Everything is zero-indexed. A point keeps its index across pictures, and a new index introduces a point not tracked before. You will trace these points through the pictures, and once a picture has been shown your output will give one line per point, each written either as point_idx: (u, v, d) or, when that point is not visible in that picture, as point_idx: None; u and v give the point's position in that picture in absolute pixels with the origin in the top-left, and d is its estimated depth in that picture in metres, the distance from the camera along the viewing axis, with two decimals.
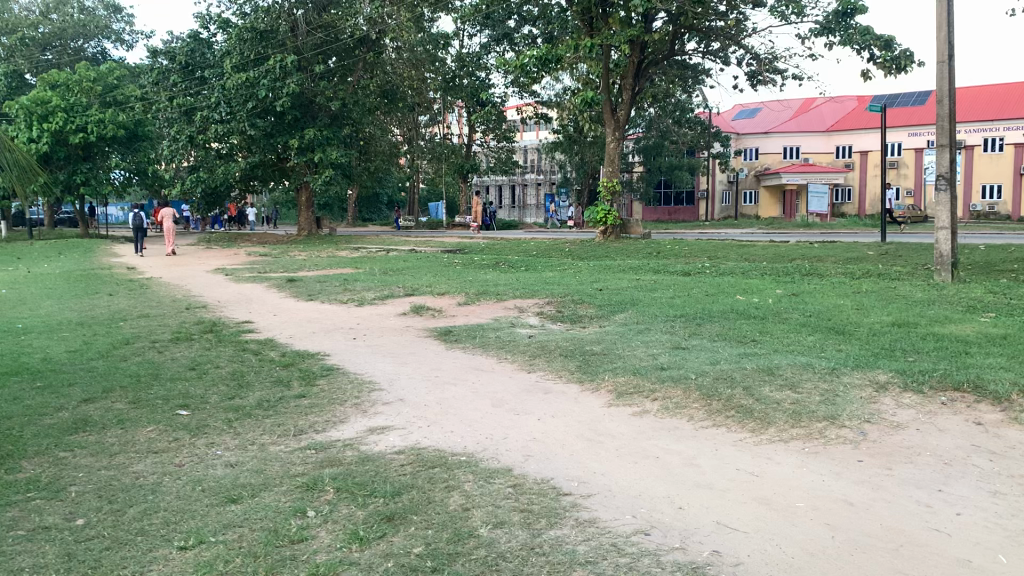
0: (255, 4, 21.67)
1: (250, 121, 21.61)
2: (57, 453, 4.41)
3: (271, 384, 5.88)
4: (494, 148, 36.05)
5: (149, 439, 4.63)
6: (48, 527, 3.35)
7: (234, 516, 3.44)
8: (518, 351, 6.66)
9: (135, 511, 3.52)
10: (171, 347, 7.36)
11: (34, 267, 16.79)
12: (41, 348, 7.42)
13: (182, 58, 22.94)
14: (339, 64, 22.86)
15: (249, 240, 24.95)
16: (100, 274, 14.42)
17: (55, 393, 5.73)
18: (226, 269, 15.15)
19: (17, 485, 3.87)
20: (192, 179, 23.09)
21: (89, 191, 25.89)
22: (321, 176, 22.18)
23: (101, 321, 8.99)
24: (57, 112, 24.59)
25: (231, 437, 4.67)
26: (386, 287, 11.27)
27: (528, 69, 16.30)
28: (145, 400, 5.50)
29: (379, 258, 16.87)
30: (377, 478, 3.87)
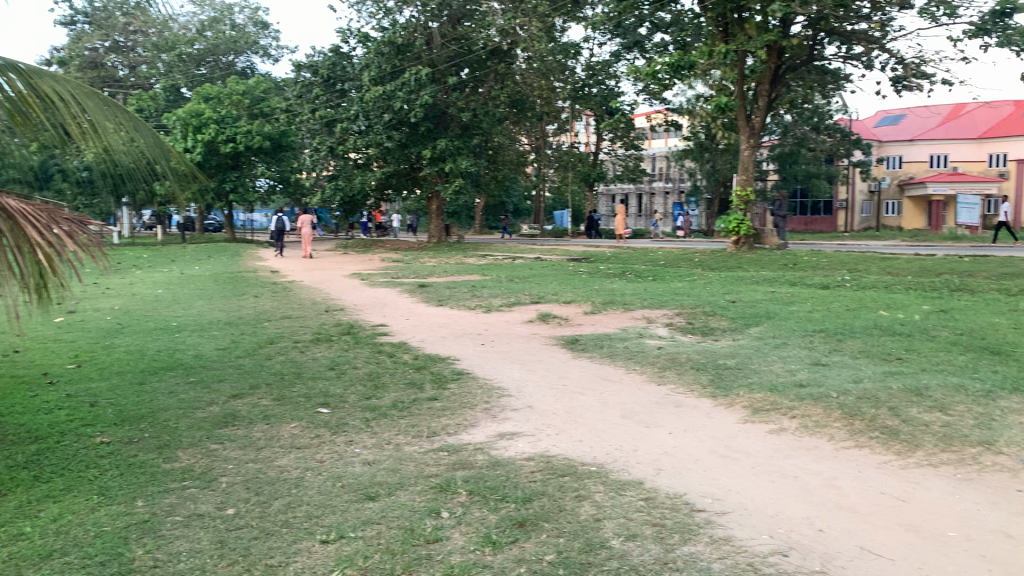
0: (393, 18, 22.28)
1: (387, 133, 22.34)
2: (209, 445, 4.67)
3: (405, 387, 6.03)
4: (623, 156, 35.89)
5: (293, 435, 4.85)
6: (201, 515, 3.55)
7: (371, 513, 3.54)
8: (647, 362, 6.59)
9: (279, 504, 3.69)
10: (311, 348, 7.67)
11: (188, 269, 17.91)
12: (194, 346, 7.89)
13: (325, 71, 23.76)
14: (471, 75, 23.37)
15: (383, 246, 25.86)
16: (247, 276, 15.27)
17: (207, 388, 6.07)
18: (362, 274, 15.69)
19: (174, 474, 4.13)
20: (332, 187, 24.25)
21: (237, 198, 27.60)
22: (452, 185, 22.66)
23: (247, 321, 9.49)
24: (211, 124, 26.20)
25: (369, 436, 4.82)
26: (513, 294, 11.37)
27: (660, 76, 16.16)
28: (288, 398, 5.75)
29: (506, 265, 17.06)
30: (509, 483, 3.90)
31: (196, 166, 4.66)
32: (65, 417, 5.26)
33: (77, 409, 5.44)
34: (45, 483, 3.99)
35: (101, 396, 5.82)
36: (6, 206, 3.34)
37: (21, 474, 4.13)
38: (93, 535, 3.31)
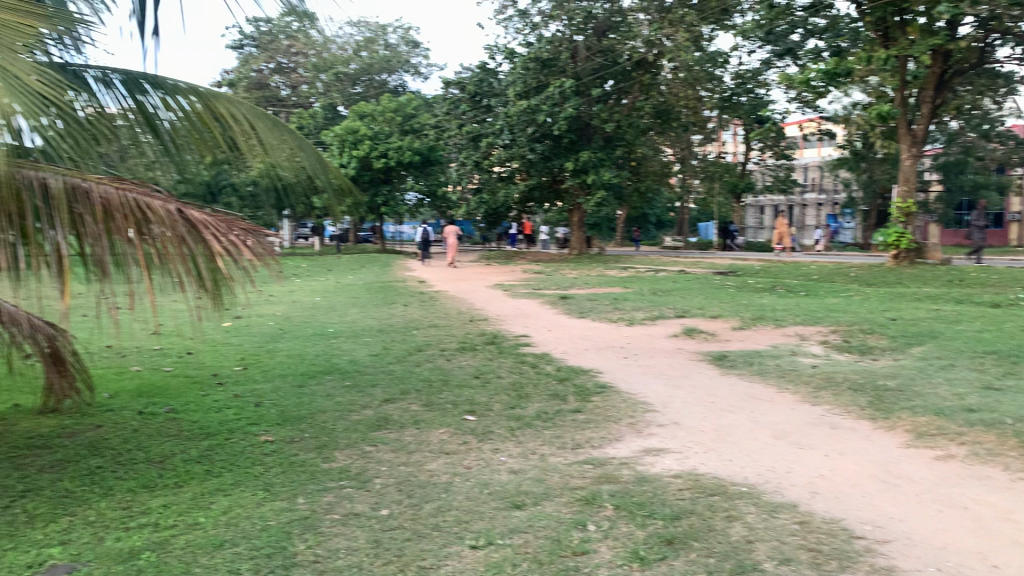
0: (540, 33, 22.56)
1: (530, 146, 22.67)
2: (363, 446, 4.87)
3: (549, 397, 6.07)
4: (772, 166, 34.81)
5: (441, 440, 4.98)
6: (357, 514, 3.71)
7: (518, 522, 3.58)
8: (800, 381, 6.34)
9: (429, 507, 3.79)
10: (457, 356, 7.86)
11: (342, 277, 18.76)
12: (349, 351, 8.26)
13: (471, 87, 24.25)
14: (616, 86, 23.29)
15: (525, 257, 26.14)
16: (396, 286, 15.84)
17: (361, 391, 6.34)
18: (504, 285, 15.90)
19: (331, 473, 4.33)
20: (477, 200, 24.99)
21: (388, 211, 28.78)
22: (595, 198, 22.72)
23: (396, 328, 9.84)
24: (365, 140, 27.42)
25: (514, 445, 4.88)
26: (657, 307, 11.22)
27: (814, 85, 15.60)
28: (436, 404, 5.91)
29: (650, 278, 16.88)
30: (656, 500, 3.85)
31: (351, 181, 4.90)
32: (233, 415, 5.62)
33: (243, 409, 5.81)
34: (215, 477, 4.28)
35: (265, 397, 6.19)
36: (189, 217, 3.56)
37: (195, 468, 4.44)
38: (259, 529, 3.51)
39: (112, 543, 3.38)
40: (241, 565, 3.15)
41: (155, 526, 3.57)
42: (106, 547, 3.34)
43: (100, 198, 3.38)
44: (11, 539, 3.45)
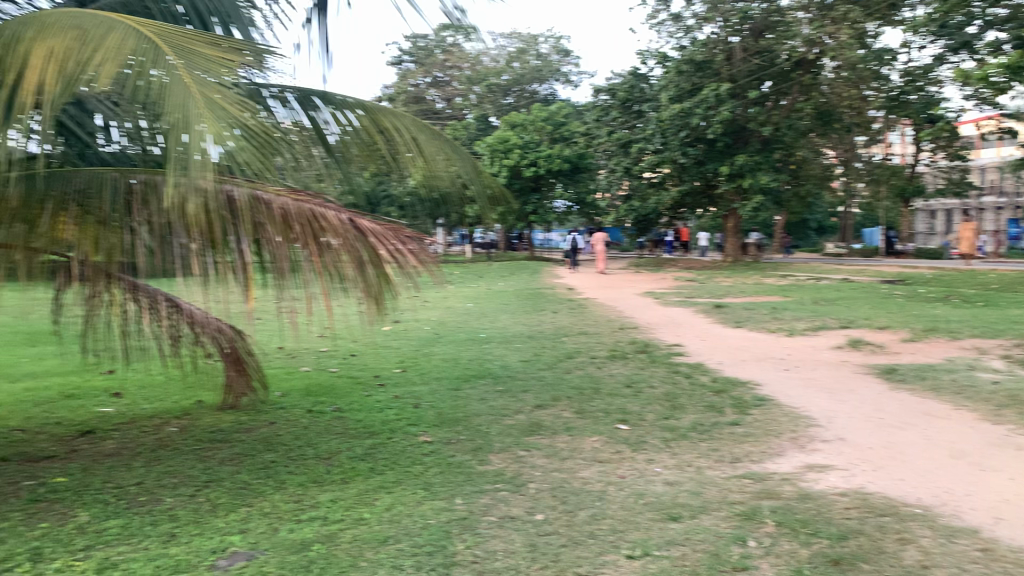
0: (694, 37, 22.23)
1: (682, 150, 22.42)
2: (517, 450, 4.93)
3: (704, 409, 5.94)
4: (944, 168, 32.65)
5: (594, 448, 4.97)
6: (514, 518, 3.75)
7: (675, 534, 3.52)
8: (980, 399, 5.90)
9: (584, 514, 3.79)
10: (609, 364, 7.82)
11: (492, 284, 19.13)
12: (501, 356, 8.41)
13: (622, 94, 24.13)
14: (774, 87, 22.50)
15: (676, 264, 25.73)
16: (546, 292, 15.97)
17: (514, 397, 6.43)
18: (656, 293, 15.72)
19: (487, 475, 4.43)
20: (627, 207, 24.91)
21: (538, 218, 29.10)
22: (751, 203, 22.09)
23: (547, 335, 9.93)
24: (515, 149, 27.82)
25: (669, 456, 4.81)
26: (818, 317, 10.76)
27: (994, 80, 14.50)
28: (589, 411, 5.90)
29: (808, 286, 16.22)
30: (821, 518, 3.68)
31: (505, 188, 4.99)
32: (394, 415, 5.84)
33: (404, 409, 6.02)
34: (379, 474, 4.46)
35: (422, 399, 6.39)
36: (360, 226, 3.77)
37: (360, 465, 4.65)
38: (420, 526, 3.63)
39: (286, 534, 3.59)
40: (405, 562, 3.26)
41: (324, 520, 3.76)
42: (280, 537, 3.55)
43: (280, 208, 3.63)
44: (197, 526, 3.72)
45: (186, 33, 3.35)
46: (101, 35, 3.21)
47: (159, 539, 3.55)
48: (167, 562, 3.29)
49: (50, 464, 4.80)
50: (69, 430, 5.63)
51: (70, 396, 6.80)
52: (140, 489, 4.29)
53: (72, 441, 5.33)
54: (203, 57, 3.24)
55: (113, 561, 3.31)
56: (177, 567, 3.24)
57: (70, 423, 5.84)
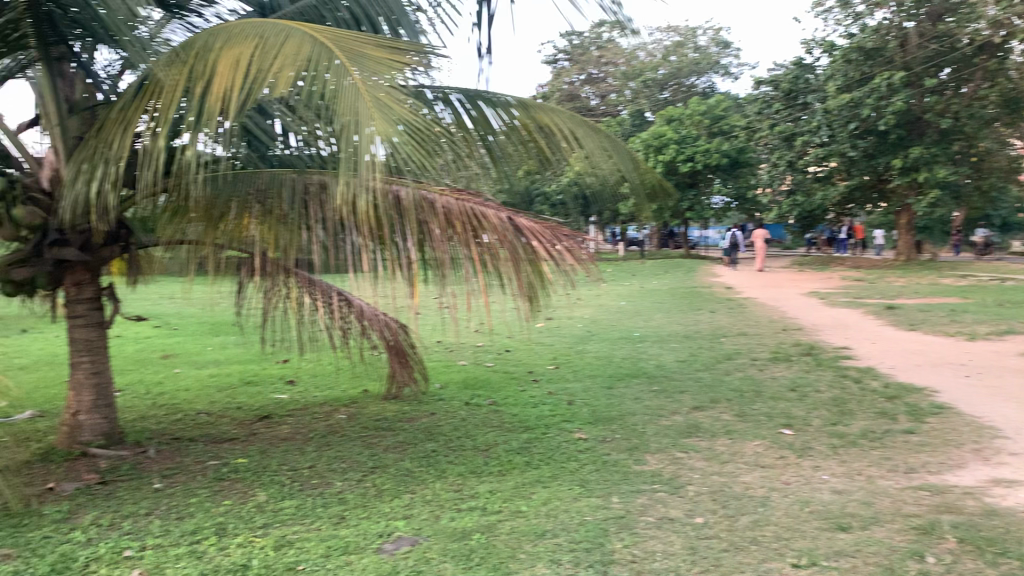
0: (863, 23, 21.20)
1: (851, 142, 21.32)
2: (675, 452, 4.85)
3: (875, 416, 5.63)
4: None
5: (756, 453, 4.81)
6: (672, 519, 3.70)
7: (845, 544, 3.36)
8: None
9: (746, 520, 3.68)
10: (771, 366, 7.56)
11: (647, 282, 18.92)
12: (657, 356, 8.30)
13: (785, 85, 23.32)
14: (955, 74, 20.87)
15: (843, 264, 24.51)
16: (703, 292, 15.58)
17: (670, 397, 6.31)
18: (821, 293, 15.02)
19: (644, 475, 4.37)
20: (790, 202, 24.06)
21: (695, 215, 28.46)
22: (926, 198, 20.68)
23: (705, 335, 9.69)
24: (671, 144, 27.30)
25: (837, 464, 4.59)
26: (1005, 321, 9.94)
27: None
28: (750, 415, 5.72)
29: (993, 287, 15.02)
30: (1010, 537, 3.40)
31: (663, 177, 4.93)
32: (548, 411, 5.88)
33: (558, 406, 6.05)
34: (535, 468, 4.51)
35: (577, 396, 6.40)
36: (519, 224, 3.80)
37: (516, 458, 4.71)
38: (577, 522, 3.63)
39: (448, 522, 3.69)
40: (563, 556, 3.28)
41: (483, 510, 3.83)
42: (442, 525, 3.65)
43: (442, 207, 3.73)
44: (364, 510, 3.88)
45: (357, 37, 3.49)
46: (280, 42, 3.42)
47: (330, 520, 3.74)
48: (337, 543, 3.46)
49: (232, 445, 5.15)
50: (249, 414, 6.03)
51: (248, 382, 7.28)
52: (313, 472, 4.53)
53: (251, 425, 5.70)
54: (370, 58, 3.35)
55: (289, 540, 3.51)
56: (347, 548, 3.40)
57: (249, 408, 6.25)
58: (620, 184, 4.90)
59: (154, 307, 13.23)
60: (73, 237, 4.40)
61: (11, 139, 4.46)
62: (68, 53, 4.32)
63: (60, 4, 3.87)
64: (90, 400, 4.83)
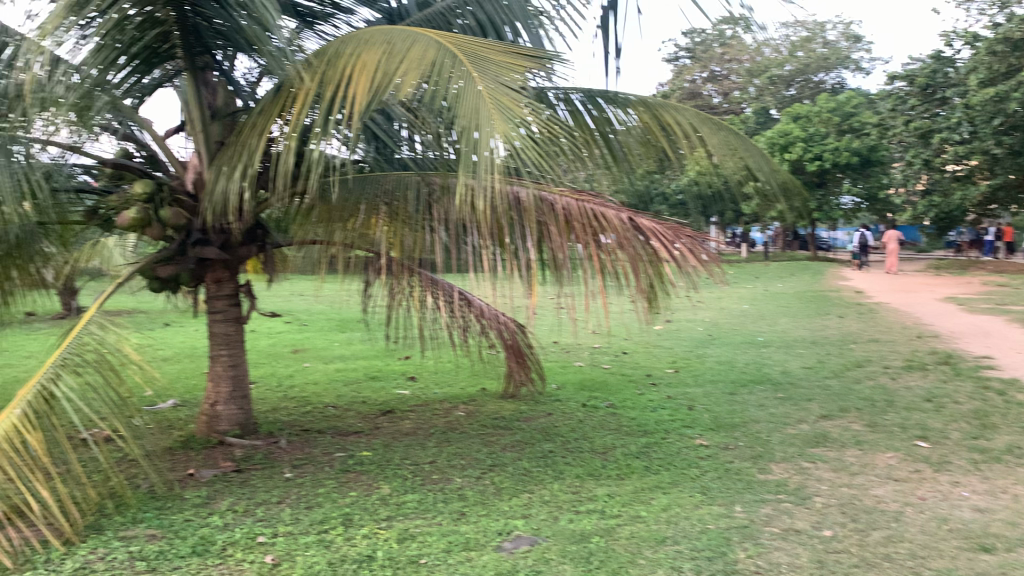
0: (1011, 12, 19.86)
1: (996, 139, 19.73)
2: (801, 462, 4.69)
3: (1022, 430, 5.28)
4: None
5: (890, 466, 4.59)
6: (798, 531, 3.58)
7: (987, 567, 3.16)
8: None
9: (879, 535, 3.52)
10: (904, 375, 7.20)
11: (770, 285, 18.36)
12: (781, 361, 8.05)
13: (922, 80, 22.16)
14: None
15: (984, 268, 23.10)
16: (831, 296, 14.99)
17: (796, 405, 6.11)
18: (960, 298, 14.18)
19: (768, 485, 4.25)
20: (926, 203, 23.27)
21: (822, 215, 27.43)
22: None
23: (833, 341, 9.32)
24: (797, 143, 26.41)
25: (979, 480, 4.33)
26: None
27: None
28: (882, 425, 5.47)
29: None
30: None
31: (796, 178, 4.67)
32: (667, 416, 5.79)
33: (678, 411, 5.95)
34: (654, 474, 4.44)
35: (698, 401, 6.28)
36: (641, 225, 3.74)
37: (635, 463, 4.66)
38: (699, 530, 3.56)
39: (566, 524, 3.68)
40: (684, 564, 3.22)
41: (602, 514, 3.81)
42: (561, 526, 3.65)
43: (562, 208, 3.73)
44: (484, 507, 3.93)
45: (483, 44, 3.54)
46: (407, 48, 3.50)
47: (450, 516, 3.80)
48: (458, 538, 3.51)
49: (357, 439, 5.32)
50: (373, 409, 6.22)
51: (373, 377, 7.51)
52: (433, 467, 4.62)
53: (375, 419, 5.88)
54: (494, 63, 3.39)
55: (412, 533, 3.59)
56: (468, 544, 3.45)
57: (373, 402, 6.44)
58: (743, 182, 4.78)
59: (286, 302, 13.83)
60: (214, 236, 4.63)
61: (159, 144, 4.72)
62: (211, 62, 4.55)
63: (206, 16, 4.09)
64: (228, 390, 5.09)
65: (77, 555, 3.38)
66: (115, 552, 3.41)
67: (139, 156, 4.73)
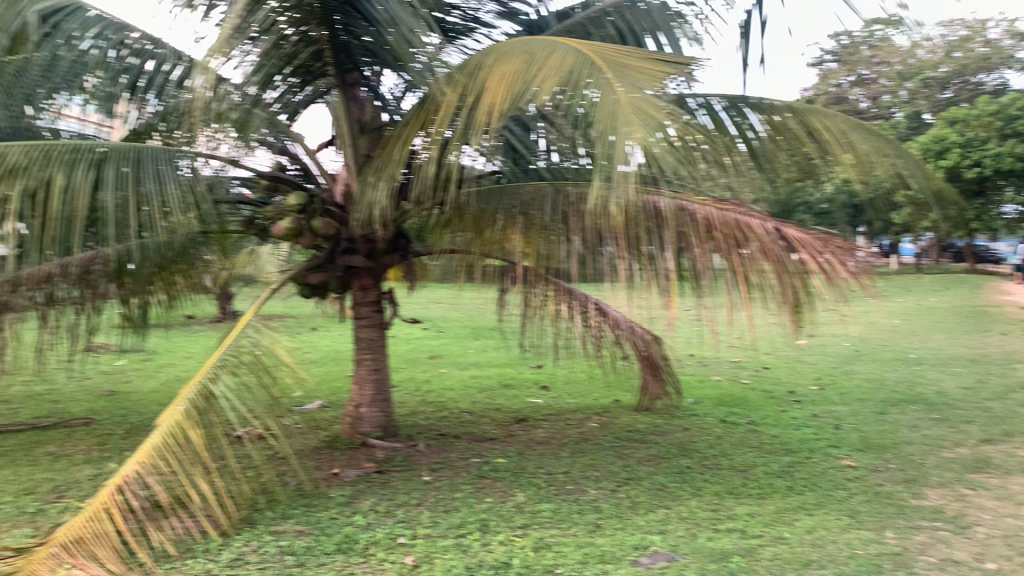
0: None
1: None
2: (960, 488, 4.40)
3: None
4: None
5: None
6: (958, 562, 3.35)
7: None
8: None
9: None
10: None
11: (923, 300, 17.37)
12: (936, 380, 7.58)
13: None
14: None
15: None
16: (992, 312, 13.99)
17: (954, 428, 5.74)
18: None
19: (922, 510, 4.01)
20: None
21: (981, 225, 25.70)
22: None
23: (995, 361, 8.69)
24: (953, 148, 24.87)
25: None
26: None
27: None
28: None
29: None
30: None
31: (954, 187, 4.41)
32: (812, 435, 5.57)
33: (823, 429, 5.71)
34: (797, 494, 4.28)
35: (844, 420, 6.01)
36: (787, 236, 3.59)
37: (777, 482, 4.51)
38: (847, 555, 3.41)
39: (705, 541, 3.60)
40: None
41: (742, 533, 3.71)
42: (700, 544, 3.57)
43: (703, 217, 3.67)
44: (620, 520, 3.89)
45: (623, 50, 3.51)
46: (546, 56, 3.53)
47: (585, 527, 3.79)
48: (594, 550, 3.50)
49: (492, 445, 5.39)
50: (507, 416, 6.29)
51: (508, 385, 7.59)
52: (568, 477, 4.62)
53: (509, 427, 5.93)
54: (635, 70, 3.35)
55: (547, 543, 3.60)
56: (604, 557, 3.43)
57: (507, 410, 6.51)
58: (893, 190, 4.54)
59: (424, 310, 14.20)
60: (361, 245, 4.82)
61: (311, 158, 4.95)
62: (360, 79, 4.72)
63: (354, 34, 4.24)
64: (370, 394, 5.27)
65: (232, 547, 3.57)
66: (266, 546, 3.58)
67: (292, 169, 4.96)
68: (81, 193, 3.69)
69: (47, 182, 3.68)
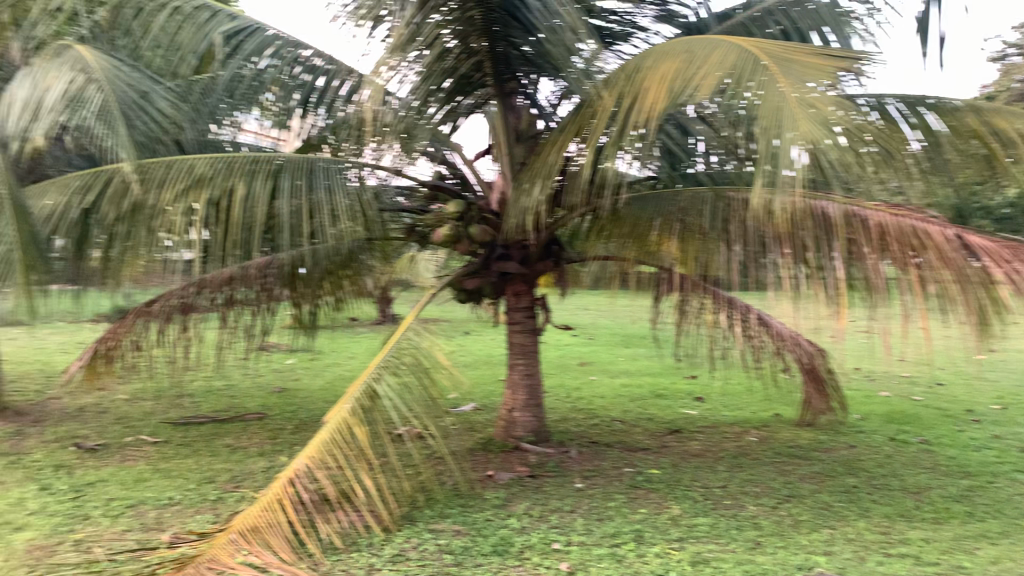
0: None
1: None
2: None
3: None
4: None
5: None
6: None
7: None
8: None
9: None
10: None
11: None
12: None
13: None
14: None
15: None
16: None
17: None
18: None
19: None
20: None
21: None
22: None
23: None
24: None
25: None
26: None
27: None
28: None
29: None
30: None
31: None
32: (994, 458, 5.17)
33: (1006, 452, 5.29)
34: (979, 521, 3.97)
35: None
36: (968, 243, 3.28)
37: (955, 506, 4.21)
38: None
39: (875, 565, 3.41)
40: None
41: (916, 559, 3.48)
42: (869, 568, 3.39)
43: (876, 223, 3.46)
44: (782, 539, 3.75)
45: (791, 48, 3.34)
46: (707, 56, 3.45)
47: (745, 544, 3.67)
48: (754, 568, 3.38)
49: (645, 455, 5.32)
50: (660, 426, 6.19)
51: (661, 395, 7.47)
52: (725, 492, 4.49)
53: (662, 438, 5.83)
54: (803, 68, 3.18)
55: (705, 557, 3.52)
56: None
57: (660, 420, 6.41)
58: None
59: (575, 317, 14.19)
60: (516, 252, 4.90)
61: (469, 166, 5.07)
62: (517, 87, 4.77)
63: (513, 44, 4.29)
64: (524, 398, 5.33)
65: (394, 542, 3.70)
66: (425, 543, 3.69)
67: (452, 178, 5.09)
68: (258, 201, 3.92)
69: (229, 191, 3.95)
